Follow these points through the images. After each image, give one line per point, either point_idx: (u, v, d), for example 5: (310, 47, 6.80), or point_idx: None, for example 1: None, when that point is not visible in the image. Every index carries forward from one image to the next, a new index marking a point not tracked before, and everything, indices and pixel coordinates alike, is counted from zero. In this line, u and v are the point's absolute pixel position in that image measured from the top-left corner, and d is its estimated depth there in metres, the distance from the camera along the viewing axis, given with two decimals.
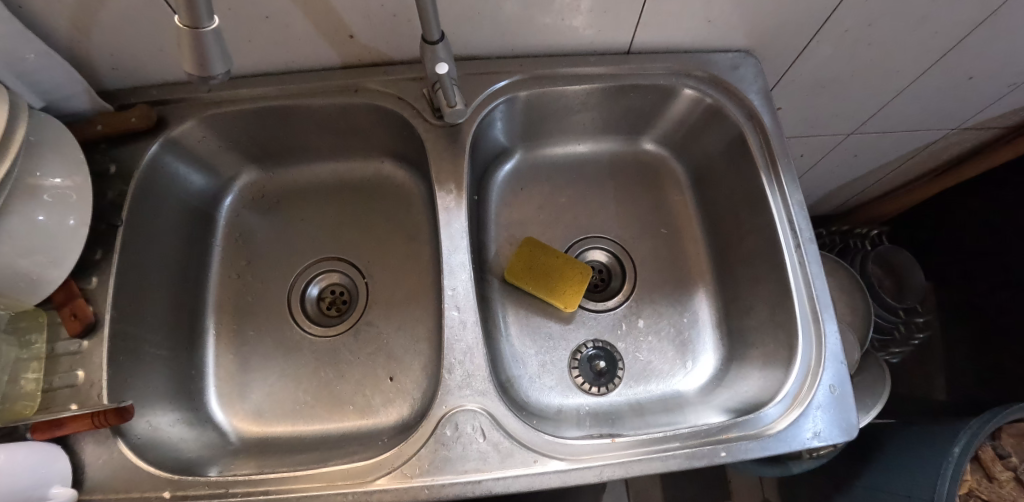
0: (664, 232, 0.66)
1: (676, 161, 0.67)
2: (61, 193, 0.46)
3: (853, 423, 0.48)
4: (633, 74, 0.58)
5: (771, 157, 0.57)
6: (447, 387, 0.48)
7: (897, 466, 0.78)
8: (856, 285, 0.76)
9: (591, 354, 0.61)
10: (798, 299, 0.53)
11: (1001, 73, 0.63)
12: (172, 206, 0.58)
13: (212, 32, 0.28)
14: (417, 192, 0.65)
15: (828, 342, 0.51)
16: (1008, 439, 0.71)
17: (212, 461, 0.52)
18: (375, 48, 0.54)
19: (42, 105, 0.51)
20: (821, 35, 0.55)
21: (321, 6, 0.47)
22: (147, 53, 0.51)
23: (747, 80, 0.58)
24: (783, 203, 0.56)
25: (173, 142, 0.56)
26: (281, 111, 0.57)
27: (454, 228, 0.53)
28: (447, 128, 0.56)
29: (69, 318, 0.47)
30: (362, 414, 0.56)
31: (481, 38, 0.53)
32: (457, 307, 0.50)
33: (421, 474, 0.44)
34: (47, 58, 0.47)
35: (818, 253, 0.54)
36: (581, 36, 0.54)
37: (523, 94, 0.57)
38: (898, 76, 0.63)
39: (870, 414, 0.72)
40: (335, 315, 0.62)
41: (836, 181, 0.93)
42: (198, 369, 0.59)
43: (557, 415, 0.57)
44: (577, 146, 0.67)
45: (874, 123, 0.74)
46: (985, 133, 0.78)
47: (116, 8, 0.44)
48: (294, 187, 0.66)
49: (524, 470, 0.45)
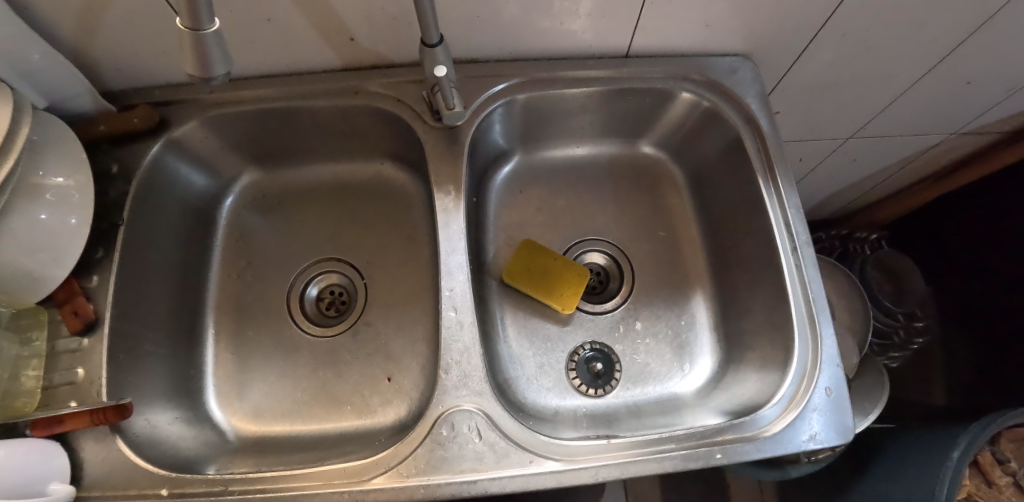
0: (662, 235, 0.67)
1: (674, 164, 0.68)
2: (64, 191, 0.46)
3: (849, 426, 0.48)
4: (631, 77, 0.58)
5: (768, 161, 0.57)
6: (444, 387, 0.48)
7: (896, 471, 0.78)
8: (854, 289, 0.77)
9: (588, 356, 0.61)
10: (795, 302, 0.53)
11: (998, 78, 0.63)
12: (173, 205, 0.59)
13: (213, 33, 0.28)
14: (417, 193, 0.65)
15: (824, 345, 0.51)
16: (1007, 445, 0.71)
17: (209, 459, 0.53)
18: (376, 51, 0.55)
19: (46, 105, 0.51)
20: (818, 40, 0.55)
21: (322, 9, 0.47)
22: (150, 55, 0.52)
23: (745, 84, 0.58)
24: (779, 206, 0.56)
25: (175, 143, 0.57)
26: (282, 112, 0.57)
27: (452, 229, 0.53)
28: (446, 130, 0.56)
29: (69, 315, 0.48)
30: (360, 415, 0.56)
31: (481, 41, 0.54)
32: (455, 308, 0.50)
33: (417, 473, 0.45)
34: (51, 58, 0.47)
35: (815, 256, 0.54)
36: (579, 40, 0.55)
37: (521, 97, 0.58)
38: (896, 80, 0.63)
39: (868, 418, 0.71)
40: (334, 315, 0.63)
41: (836, 185, 0.93)
42: (197, 368, 0.59)
43: (554, 416, 0.57)
44: (576, 149, 0.67)
45: (873, 128, 0.74)
46: (984, 138, 0.78)
47: (120, 10, 0.45)
48: (295, 188, 0.67)
49: (520, 471, 0.45)
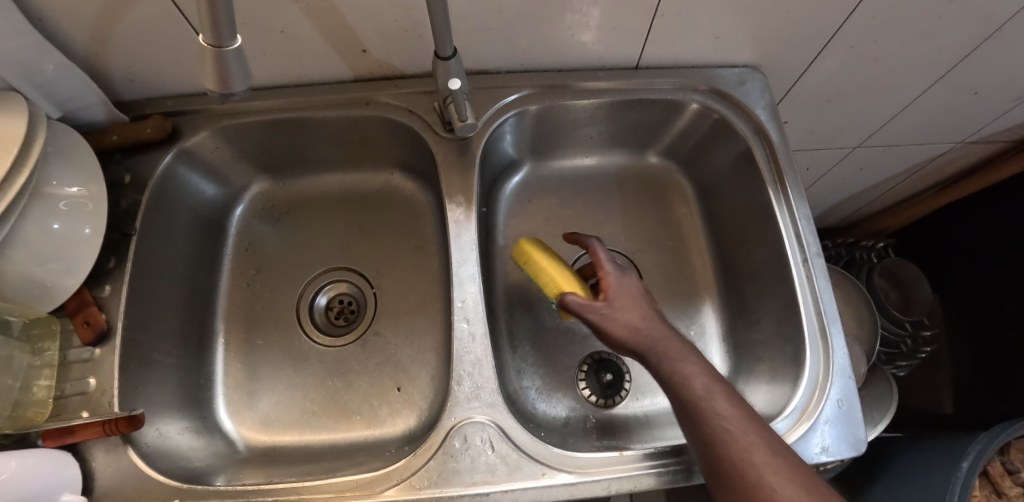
0: (670, 245, 0.66)
1: (682, 174, 0.68)
2: (77, 201, 0.46)
3: (861, 438, 0.48)
4: (640, 88, 0.59)
5: (778, 172, 0.57)
6: (455, 398, 0.48)
7: (905, 480, 0.77)
8: (862, 298, 0.77)
9: (597, 366, 0.61)
10: (805, 313, 0.53)
11: (1006, 88, 0.63)
12: (184, 214, 0.59)
13: (234, 50, 0.29)
14: (425, 202, 0.65)
15: (836, 356, 0.51)
16: (1017, 455, 0.71)
17: (219, 470, 0.52)
18: (387, 62, 0.55)
19: (60, 115, 0.52)
20: (828, 51, 0.55)
21: (335, 21, 0.48)
22: (164, 65, 0.52)
23: (754, 95, 0.59)
24: (790, 218, 0.56)
25: (187, 153, 0.57)
26: (293, 123, 0.58)
27: (463, 240, 0.53)
28: (456, 140, 0.56)
29: (82, 325, 0.48)
30: (368, 424, 0.56)
31: (493, 53, 0.54)
32: (466, 319, 0.50)
33: (429, 485, 0.44)
34: (66, 69, 0.48)
35: (825, 267, 0.55)
36: (590, 51, 0.55)
37: (531, 108, 0.58)
38: (904, 90, 0.63)
39: (877, 428, 0.72)
40: (342, 325, 0.63)
41: (843, 193, 0.93)
42: (207, 377, 0.59)
43: (564, 427, 0.57)
44: (586, 159, 0.68)
45: (881, 136, 0.74)
46: (993, 146, 0.78)
47: (137, 22, 0.46)
48: (304, 197, 0.67)
49: (532, 483, 0.45)
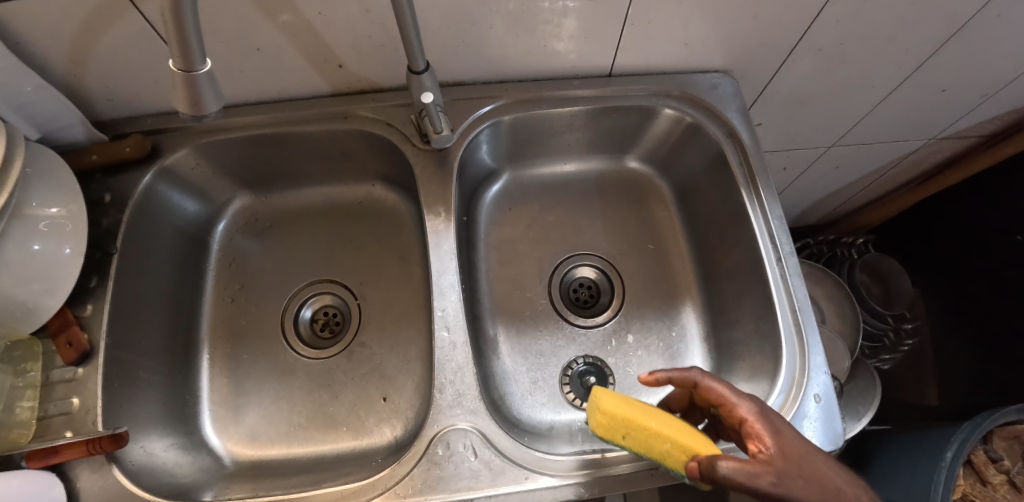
0: (650, 248, 0.67)
1: (660, 178, 0.69)
2: (58, 221, 0.47)
3: (838, 432, 0.49)
4: (616, 96, 0.60)
5: (750, 173, 0.58)
6: (439, 406, 0.48)
7: (890, 473, 0.78)
8: (842, 294, 0.78)
9: (581, 370, 0.61)
10: (781, 311, 0.54)
11: (971, 85, 0.65)
12: (166, 232, 0.59)
13: (205, 74, 0.30)
14: (407, 212, 0.66)
15: (811, 353, 0.52)
16: (1000, 443, 0.72)
17: (206, 485, 0.53)
18: (364, 76, 0.56)
19: (39, 137, 0.52)
20: (795, 54, 0.57)
21: (310, 37, 0.48)
22: (141, 85, 0.52)
23: (725, 100, 0.60)
24: (763, 219, 0.57)
25: (167, 170, 0.57)
26: (272, 138, 0.58)
27: (443, 250, 0.54)
28: (435, 151, 0.57)
29: (64, 346, 0.48)
30: (355, 435, 0.57)
31: (468, 64, 0.55)
32: (447, 328, 0.51)
33: (414, 493, 0.45)
34: (44, 91, 0.48)
35: (799, 266, 0.56)
36: (565, 60, 0.56)
37: (508, 118, 0.59)
38: (873, 90, 0.65)
39: (861, 420, 0.73)
40: (328, 337, 0.63)
41: (821, 191, 0.95)
42: (192, 393, 0.59)
43: (549, 431, 0.58)
44: (565, 166, 0.69)
45: (854, 135, 0.76)
46: (964, 141, 0.80)
47: (113, 42, 0.46)
48: (287, 211, 0.67)
49: (515, 488, 0.45)
